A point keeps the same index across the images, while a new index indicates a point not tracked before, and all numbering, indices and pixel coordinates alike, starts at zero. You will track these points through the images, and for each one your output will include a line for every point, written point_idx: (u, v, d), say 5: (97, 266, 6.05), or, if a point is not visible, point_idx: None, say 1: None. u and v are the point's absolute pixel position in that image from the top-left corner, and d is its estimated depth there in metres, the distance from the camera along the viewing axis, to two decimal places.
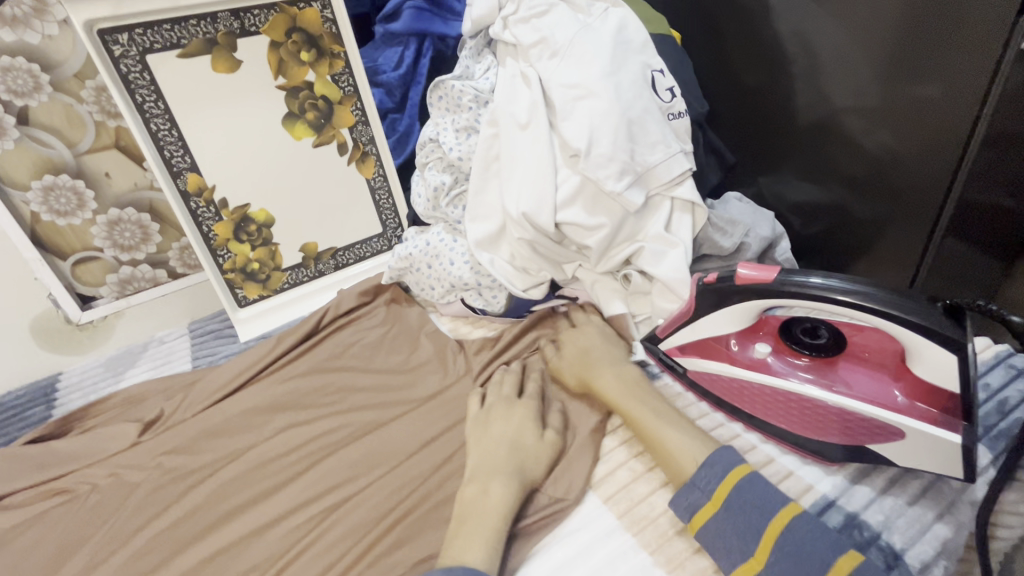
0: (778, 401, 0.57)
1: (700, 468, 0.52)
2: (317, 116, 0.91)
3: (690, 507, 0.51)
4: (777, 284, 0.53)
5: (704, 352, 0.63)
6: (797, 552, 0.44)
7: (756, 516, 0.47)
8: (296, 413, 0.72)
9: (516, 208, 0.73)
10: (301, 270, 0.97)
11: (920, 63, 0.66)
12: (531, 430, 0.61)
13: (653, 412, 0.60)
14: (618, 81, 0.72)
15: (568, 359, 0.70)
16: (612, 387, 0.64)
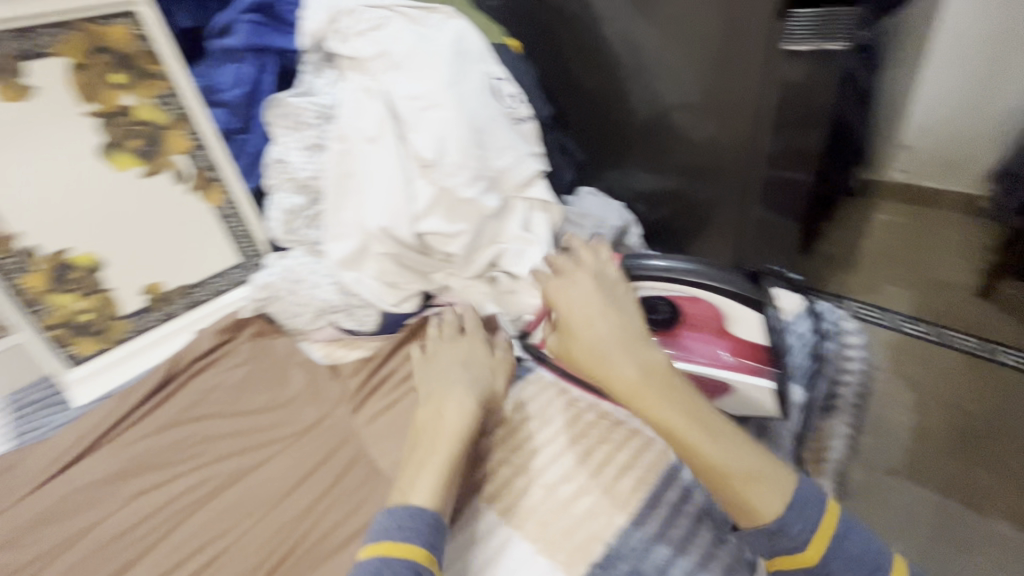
0: None
1: (797, 517, 0.46)
2: (143, 143, 0.83)
3: (776, 536, 0.46)
4: (619, 269, 0.61)
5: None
6: (805, 517, 0.46)
7: (814, 517, 0.46)
8: (149, 476, 0.65)
9: (374, 223, 0.72)
10: (146, 315, 0.87)
11: (723, 66, 0.75)
12: (485, 356, 0.68)
13: (691, 416, 0.49)
14: (461, 90, 0.74)
15: (572, 343, 0.54)
16: (636, 384, 0.50)
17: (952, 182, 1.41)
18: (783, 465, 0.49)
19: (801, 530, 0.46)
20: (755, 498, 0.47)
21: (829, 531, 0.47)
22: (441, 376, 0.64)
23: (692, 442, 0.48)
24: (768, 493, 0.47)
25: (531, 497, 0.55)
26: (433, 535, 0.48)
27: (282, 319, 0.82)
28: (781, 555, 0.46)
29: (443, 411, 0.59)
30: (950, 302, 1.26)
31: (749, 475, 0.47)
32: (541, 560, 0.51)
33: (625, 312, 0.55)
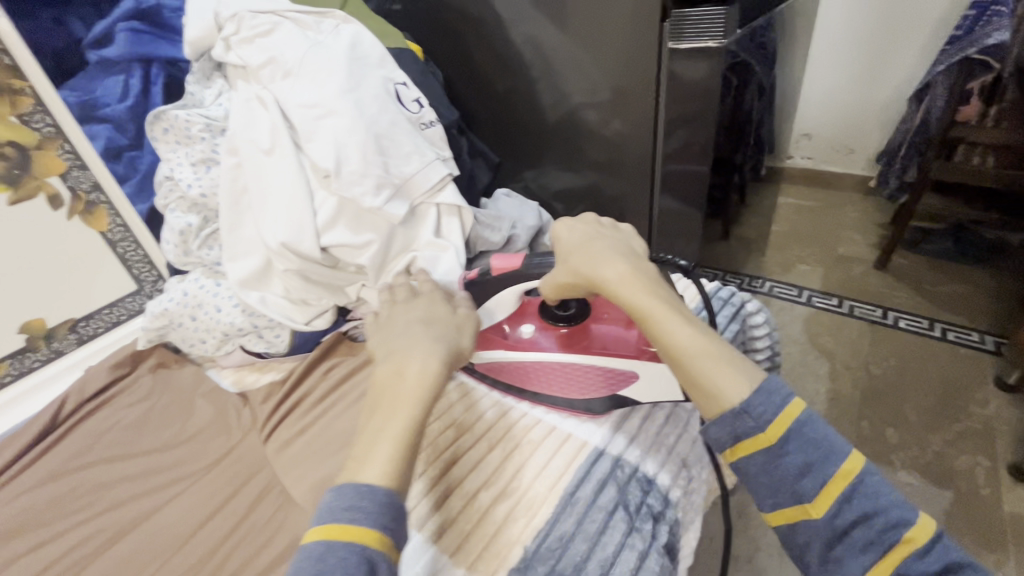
0: (551, 373, 0.64)
1: (757, 398, 0.42)
2: (6, 165, 0.75)
3: (736, 433, 0.42)
4: (523, 270, 0.59)
5: (486, 344, 0.68)
6: (768, 400, 0.42)
7: (777, 404, 0.42)
8: (30, 534, 0.59)
9: (274, 239, 0.69)
10: (28, 355, 0.80)
11: (622, 65, 0.77)
12: (448, 311, 0.59)
13: (666, 303, 0.47)
14: (359, 97, 0.72)
15: (566, 262, 0.54)
16: (620, 279, 0.49)
17: (848, 166, 1.54)
18: (755, 365, 0.45)
19: (763, 409, 0.41)
20: (719, 378, 0.43)
21: (791, 417, 0.41)
22: (404, 334, 0.54)
23: (665, 328, 0.46)
24: (732, 375, 0.43)
25: (449, 510, 0.54)
26: (390, 515, 0.40)
27: (186, 348, 0.77)
28: (742, 441, 0.42)
29: (404, 371, 0.48)
30: (851, 274, 1.37)
31: (717, 359, 0.44)
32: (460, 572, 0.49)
33: (623, 239, 0.55)
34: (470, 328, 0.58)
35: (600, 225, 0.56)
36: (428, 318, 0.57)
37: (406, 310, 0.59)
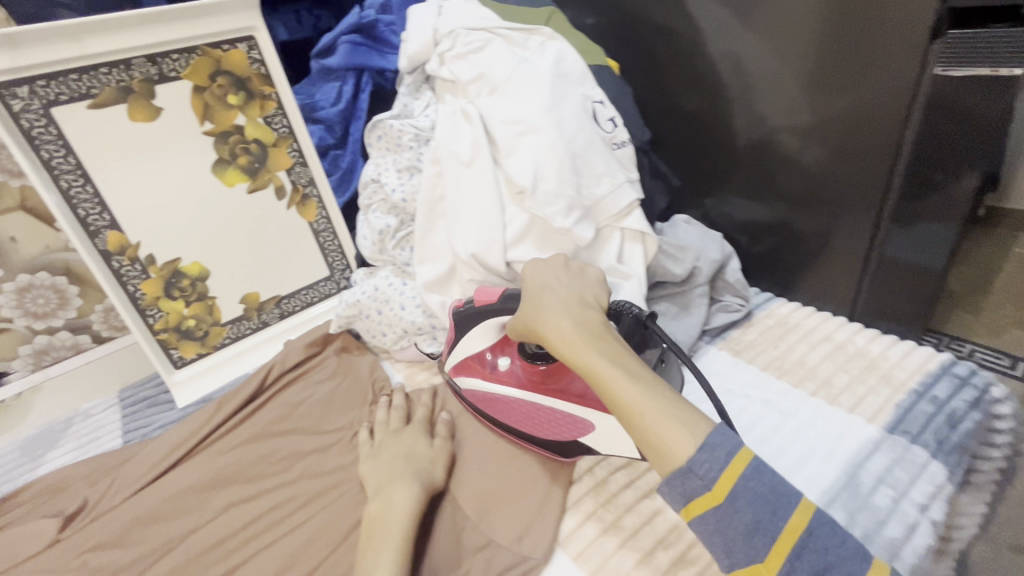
0: (532, 413, 0.60)
1: (700, 454, 0.44)
2: (250, 160, 0.87)
3: (685, 494, 0.44)
4: (497, 304, 0.59)
5: (468, 370, 0.66)
6: (713, 456, 0.43)
7: (721, 462, 0.43)
8: (240, 487, 0.66)
9: (465, 249, 0.71)
10: (243, 322, 0.90)
11: (833, 81, 0.69)
12: (426, 444, 0.63)
13: (612, 362, 0.50)
14: (559, 115, 0.71)
15: (519, 316, 0.57)
16: (569, 337, 0.53)
17: None
18: (701, 416, 0.47)
19: (708, 467, 0.43)
20: (662, 438, 0.46)
21: (736, 471, 0.43)
22: (384, 471, 0.60)
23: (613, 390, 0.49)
24: (677, 435, 0.45)
25: (624, 561, 0.51)
26: None
27: (367, 337, 0.84)
28: (695, 501, 0.44)
29: (392, 503, 0.55)
30: None
31: (663, 418, 0.46)
32: None
33: (571, 286, 0.58)
34: (444, 462, 0.62)
35: (565, 266, 0.62)
36: (408, 452, 0.62)
37: (394, 439, 0.64)
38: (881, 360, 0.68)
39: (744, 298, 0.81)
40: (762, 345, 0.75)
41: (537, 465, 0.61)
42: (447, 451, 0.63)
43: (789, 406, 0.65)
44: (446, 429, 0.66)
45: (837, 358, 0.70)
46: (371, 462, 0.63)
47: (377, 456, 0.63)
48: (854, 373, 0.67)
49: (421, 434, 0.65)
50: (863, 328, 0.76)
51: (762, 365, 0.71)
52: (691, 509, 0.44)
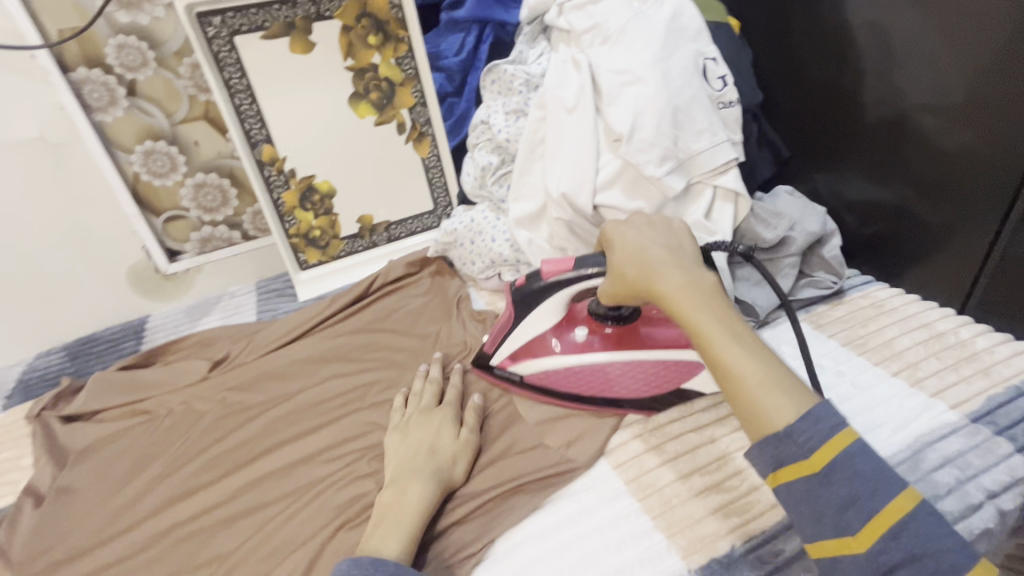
0: (606, 376, 0.62)
1: (801, 421, 0.43)
2: (380, 96, 0.97)
3: (777, 459, 0.43)
4: (573, 275, 0.57)
5: (530, 352, 0.64)
6: (815, 428, 0.42)
7: (824, 433, 0.42)
8: (342, 364, 0.78)
9: (557, 188, 0.76)
10: (357, 240, 1.04)
11: (1002, 62, 0.61)
12: (452, 436, 0.60)
13: (723, 323, 0.48)
14: (667, 68, 0.73)
15: (619, 260, 0.54)
16: (680, 291, 0.50)
17: None
18: (806, 389, 0.45)
19: (810, 437, 0.42)
20: (765, 403, 0.44)
21: (839, 446, 0.42)
22: (406, 460, 0.57)
23: (720, 350, 0.47)
24: (780, 402, 0.44)
25: (660, 477, 0.55)
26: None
27: (459, 264, 0.92)
28: (787, 467, 0.43)
29: (406, 497, 0.53)
30: None
31: (769, 385, 0.45)
32: (659, 536, 0.50)
33: (678, 240, 0.55)
34: (466, 457, 0.59)
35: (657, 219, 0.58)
36: (432, 442, 0.59)
37: (422, 421, 0.61)
38: (984, 354, 0.64)
39: (838, 276, 0.77)
40: (848, 322, 0.72)
41: None
42: (473, 444, 0.60)
43: (865, 380, 0.63)
44: (476, 415, 0.63)
45: (932, 345, 0.66)
46: (396, 439, 0.60)
47: (403, 436, 0.60)
48: (948, 362, 0.64)
49: (448, 422, 0.62)
50: (971, 323, 0.70)
51: (843, 340, 0.70)
52: (784, 474, 0.43)
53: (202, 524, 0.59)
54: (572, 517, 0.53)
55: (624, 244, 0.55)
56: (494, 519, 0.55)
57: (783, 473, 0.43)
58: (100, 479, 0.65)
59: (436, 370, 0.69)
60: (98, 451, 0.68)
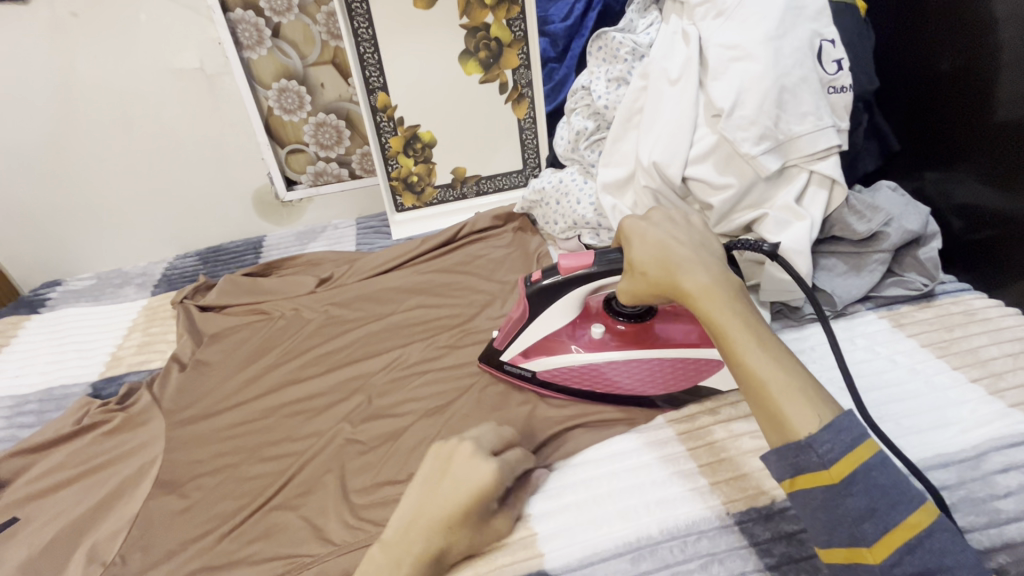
0: (618, 373, 0.63)
1: (822, 430, 0.42)
2: (488, 55, 1.02)
3: (796, 465, 0.43)
4: (596, 268, 0.58)
5: (545, 350, 0.64)
6: (836, 439, 0.42)
7: (845, 442, 0.42)
8: (427, 297, 0.86)
9: (648, 157, 0.78)
10: (449, 190, 1.11)
11: None
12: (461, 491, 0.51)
13: (745, 325, 0.49)
14: (780, 47, 0.72)
15: (639, 260, 0.55)
16: (701, 290, 0.52)
17: None
18: (829, 398, 0.45)
19: (830, 447, 0.42)
20: (788, 408, 0.44)
21: (858, 459, 0.42)
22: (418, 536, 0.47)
23: (741, 350, 0.48)
24: (802, 409, 0.44)
25: (712, 433, 0.59)
26: None
27: (542, 223, 0.98)
28: (804, 475, 0.43)
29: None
30: None
31: (792, 392, 0.45)
32: (703, 481, 0.54)
33: (702, 242, 0.57)
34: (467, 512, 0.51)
35: (674, 219, 0.60)
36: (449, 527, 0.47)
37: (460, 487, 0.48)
38: None
39: (931, 279, 0.74)
40: (932, 325, 0.71)
41: None
42: None
43: (939, 381, 0.63)
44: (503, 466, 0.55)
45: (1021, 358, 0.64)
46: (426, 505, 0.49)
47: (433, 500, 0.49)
48: None
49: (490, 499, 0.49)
50: None
51: (923, 341, 0.69)
52: (804, 480, 0.43)
53: (305, 406, 0.70)
54: (624, 452, 0.58)
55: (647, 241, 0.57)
56: (552, 442, 0.61)
57: (804, 479, 0.43)
58: (227, 358, 0.78)
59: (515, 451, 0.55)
60: (226, 337, 0.81)
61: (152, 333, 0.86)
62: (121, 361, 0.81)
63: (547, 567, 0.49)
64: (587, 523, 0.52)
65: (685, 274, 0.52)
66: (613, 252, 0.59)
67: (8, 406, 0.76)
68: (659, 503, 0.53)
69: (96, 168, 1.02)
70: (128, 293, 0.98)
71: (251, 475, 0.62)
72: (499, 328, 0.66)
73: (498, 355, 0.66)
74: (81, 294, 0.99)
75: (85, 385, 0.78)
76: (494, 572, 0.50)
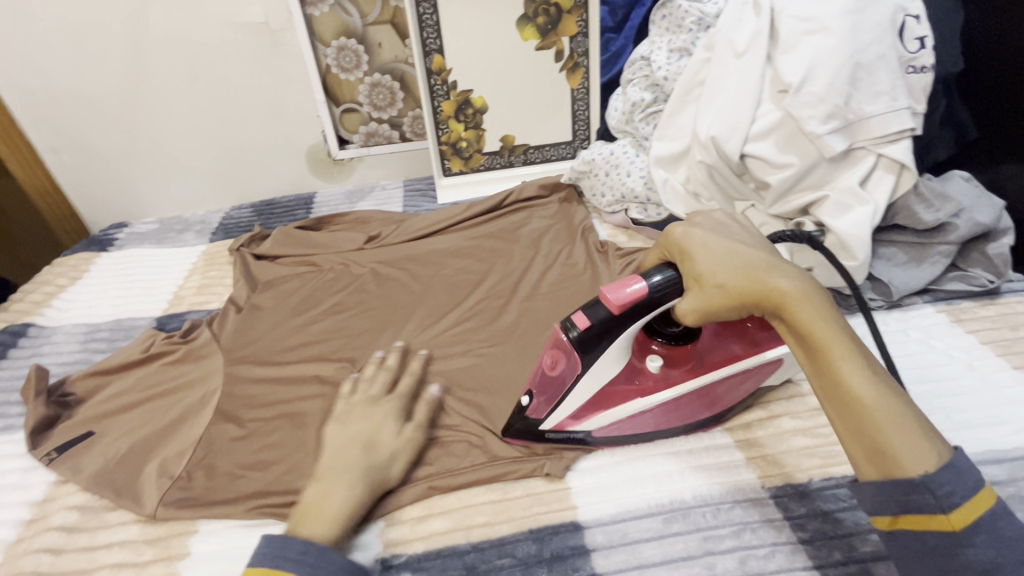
0: (689, 399, 0.56)
1: (942, 469, 0.39)
2: (546, 21, 1.01)
3: (902, 504, 0.40)
4: (652, 295, 0.50)
5: (602, 403, 0.55)
6: (959, 481, 0.39)
7: (972, 485, 0.39)
8: (472, 261, 0.88)
9: (706, 131, 0.76)
10: (497, 157, 1.12)
11: None
12: (393, 433, 0.56)
13: (847, 343, 0.44)
14: (858, 21, 0.69)
15: (712, 262, 0.49)
16: (796, 300, 0.46)
17: None
18: (937, 432, 0.42)
19: (951, 490, 0.38)
20: (902, 442, 0.40)
21: (980, 508, 0.39)
22: (339, 452, 0.53)
23: (845, 370, 0.43)
24: (918, 445, 0.40)
25: (751, 412, 0.59)
26: None
27: (588, 194, 0.97)
28: (914, 515, 0.39)
29: (330, 496, 0.49)
30: None
31: (903, 422, 0.41)
32: (739, 456, 0.55)
33: (769, 247, 0.52)
34: (405, 457, 0.55)
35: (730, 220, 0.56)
36: (369, 437, 0.54)
37: (363, 412, 0.57)
38: None
39: (999, 276, 0.71)
40: (995, 323, 0.68)
41: None
42: (416, 442, 0.57)
43: (997, 379, 0.61)
44: (427, 410, 0.61)
45: None
46: (333, 431, 0.55)
47: (341, 426, 0.56)
48: None
49: (394, 415, 0.58)
50: None
51: (983, 338, 0.66)
52: (914, 521, 0.40)
53: (352, 355, 0.73)
54: None
55: (714, 245, 0.51)
56: None
57: (915, 520, 0.40)
58: (279, 305, 0.82)
59: (391, 358, 0.66)
60: (278, 285, 0.85)
61: (211, 277, 0.91)
62: (182, 300, 0.87)
63: (580, 520, 0.51)
64: (623, 483, 0.53)
65: (774, 280, 0.47)
66: (663, 272, 0.51)
67: (82, 332, 0.82)
68: (694, 469, 0.54)
69: (163, 117, 1.06)
70: (188, 239, 1.04)
71: (301, 412, 0.66)
72: (530, 395, 0.54)
73: (536, 427, 0.55)
74: (145, 237, 1.05)
75: (150, 319, 0.83)
76: (529, 518, 0.52)
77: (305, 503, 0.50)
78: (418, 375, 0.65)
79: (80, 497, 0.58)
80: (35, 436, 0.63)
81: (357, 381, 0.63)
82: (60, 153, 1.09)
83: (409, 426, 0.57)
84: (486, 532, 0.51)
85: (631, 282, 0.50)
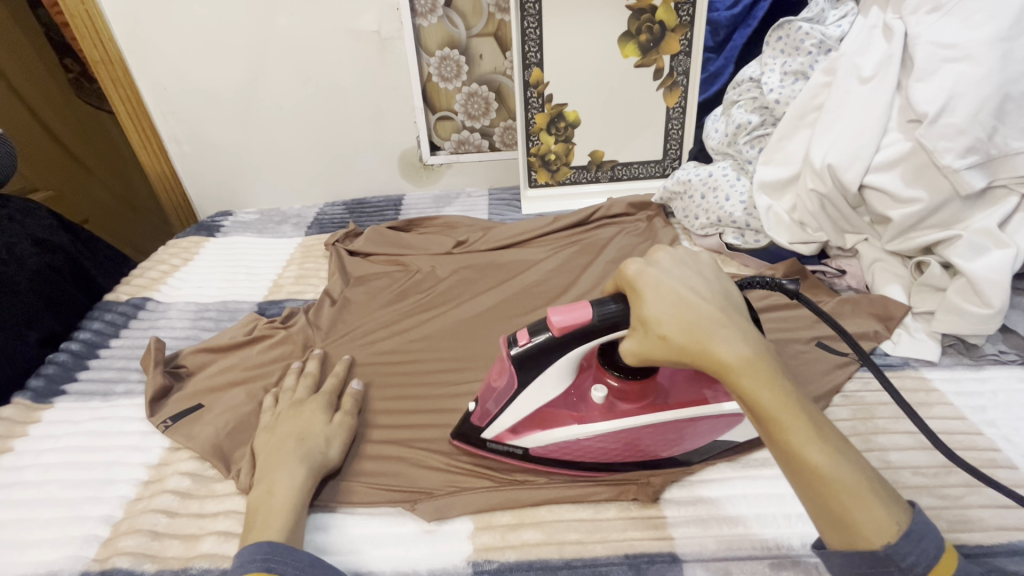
0: (640, 437, 0.54)
1: (903, 538, 0.37)
2: (649, 39, 1.00)
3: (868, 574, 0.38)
4: (597, 324, 0.47)
5: (542, 422, 0.55)
6: (921, 549, 0.37)
7: (931, 554, 0.37)
8: (562, 274, 0.87)
9: (822, 159, 0.73)
10: (583, 172, 1.11)
11: None
12: (325, 422, 0.60)
13: (800, 407, 0.40)
14: (1012, 49, 0.63)
15: (660, 318, 0.44)
16: (742, 363, 0.41)
17: None
18: (891, 489, 0.39)
19: (915, 561, 0.36)
20: (860, 512, 0.37)
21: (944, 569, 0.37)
22: (275, 448, 0.56)
23: (795, 437, 0.39)
24: (877, 513, 0.37)
25: None
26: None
27: (680, 216, 0.94)
28: None
29: (274, 490, 0.52)
30: None
31: (862, 491, 0.37)
32: None
33: (711, 289, 0.47)
34: (340, 441, 0.59)
35: (674, 256, 0.50)
36: (302, 431, 0.58)
37: (293, 413, 0.61)
38: None
39: None
40: None
41: (803, 372, 0.65)
42: (347, 426, 0.61)
43: None
44: (353, 402, 0.65)
45: None
46: (264, 437, 0.59)
47: (271, 431, 0.59)
48: None
49: (322, 409, 0.62)
50: None
51: None
52: None
53: (438, 355, 0.74)
54: (767, 460, 0.56)
55: (661, 295, 0.46)
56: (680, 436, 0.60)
57: None
58: (370, 301, 0.84)
59: (312, 365, 0.69)
60: (368, 281, 0.88)
61: (308, 268, 0.96)
62: (281, 289, 0.92)
63: (677, 552, 0.49)
64: (721, 520, 0.51)
65: (720, 341, 0.42)
66: (611, 301, 0.48)
67: (193, 310, 0.88)
68: (802, 516, 0.50)
69: (273, 115, 1.14)
70: (285, 231, 1.10)
71: (391, 408, 0.67)
72: (477, 401, 0.55)
73: (478, 433, 0.56)
74: (248, 226, 1.12)
75: (252, 303, 0.89)
76: (623, 542, 0.50)
77: (252, 503, 0.52)
78: (342, 376, 0.68)
79: (191, 464, 0.62)
80: (153, 404, 0.68)
81: (279, 393, 0.66)
82: (182, 143, 1.18)
83: (337, 415, 0.62)
84: (579, 551, 0.50)
85: (579, 309, 0.48)
